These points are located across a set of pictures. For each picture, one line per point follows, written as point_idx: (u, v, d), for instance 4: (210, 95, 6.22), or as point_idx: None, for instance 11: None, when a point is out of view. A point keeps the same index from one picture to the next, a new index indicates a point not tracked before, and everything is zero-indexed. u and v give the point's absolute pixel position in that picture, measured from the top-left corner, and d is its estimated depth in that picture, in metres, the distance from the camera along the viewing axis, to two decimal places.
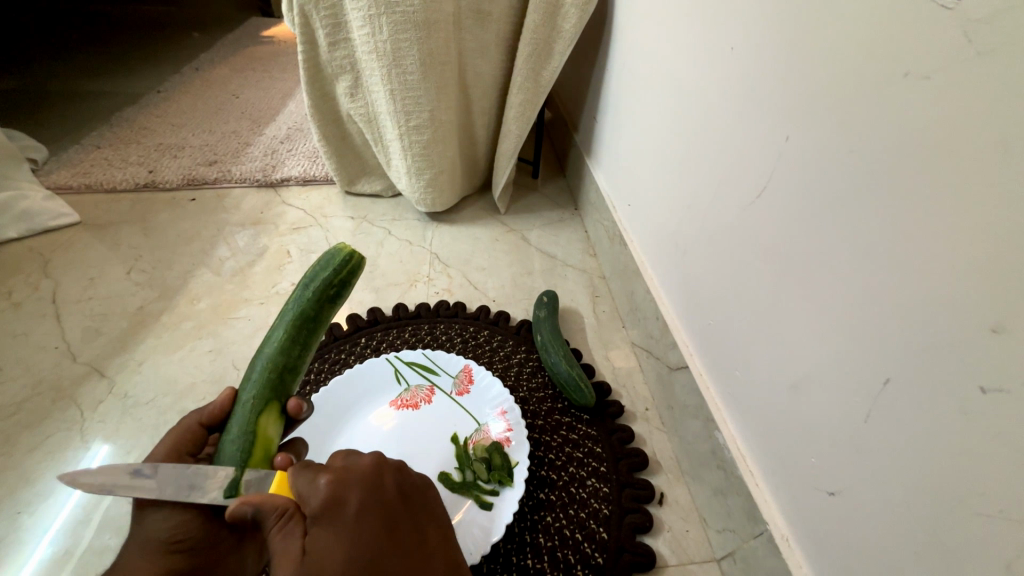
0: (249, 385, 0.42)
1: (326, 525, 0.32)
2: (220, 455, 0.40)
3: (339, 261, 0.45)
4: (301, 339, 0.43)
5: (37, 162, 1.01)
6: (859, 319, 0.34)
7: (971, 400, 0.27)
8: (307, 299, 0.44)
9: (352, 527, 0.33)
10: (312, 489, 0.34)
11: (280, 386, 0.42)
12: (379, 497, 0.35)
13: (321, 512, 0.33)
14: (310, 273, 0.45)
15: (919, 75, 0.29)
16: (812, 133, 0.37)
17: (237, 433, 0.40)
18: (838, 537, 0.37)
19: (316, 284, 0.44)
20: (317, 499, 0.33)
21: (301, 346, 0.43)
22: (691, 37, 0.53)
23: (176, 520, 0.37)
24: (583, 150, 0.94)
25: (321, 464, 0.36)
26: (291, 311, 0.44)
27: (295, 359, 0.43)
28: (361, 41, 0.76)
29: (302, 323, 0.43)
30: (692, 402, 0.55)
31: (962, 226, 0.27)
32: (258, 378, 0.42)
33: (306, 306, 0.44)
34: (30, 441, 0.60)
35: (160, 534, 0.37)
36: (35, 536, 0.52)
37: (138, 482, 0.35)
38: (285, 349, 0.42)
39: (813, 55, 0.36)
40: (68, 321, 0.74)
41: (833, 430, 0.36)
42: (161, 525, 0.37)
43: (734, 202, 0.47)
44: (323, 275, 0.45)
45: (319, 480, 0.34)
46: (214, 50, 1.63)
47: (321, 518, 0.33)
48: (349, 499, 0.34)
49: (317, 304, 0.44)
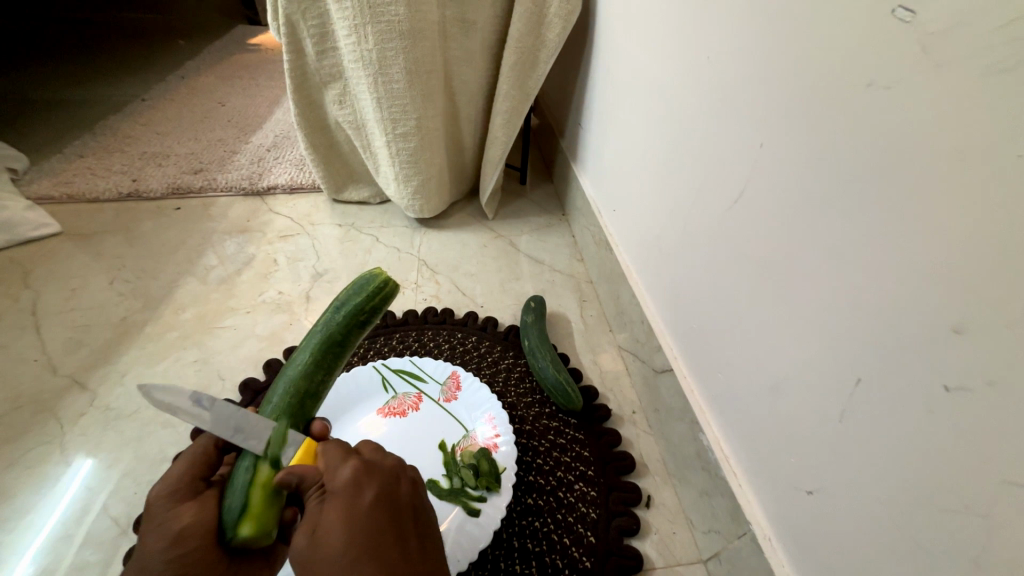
0: (268, 408, 0.42)
1: (337, 506, 0.34)
2: (231, 485, 0.39)
3: (373, 287, 0.46)
4: (325, 364, 0.44)
5: (18, 171, 0.99)
6: (832, 321, 0.35)
7: (936, 397, 0.28)
8: (336, 322, 0.45)
9: (361, 513, 0.33)
10: (338, 471, 0.36)
11: (300, 412, 0.42)
12: (393, 496, 0.36)
13: (338, 490, 0.35)
14: (341, 297, 0.46)
15: (881, 85, 0.30)
16: (783, 141, 0.38)
17: (248, 461, 0.39)
18: (818, 535, 0.37)
19: (347, 309, 0.45)
20: (340, 480, 0.35)
21: (324, 371, 0.44)
22: (669, 45, 0.54)
23: (174, 551, 0.36)
24: (569, 155, 0.95)
25: (351, 451, 0.39)
26: (319, 335, 0.44)
27: (318, 384, 0.44)
28: (348, 49, 0.76)
29: (329, 348, 0.44)
30: (677, 404, 0.56)
31: (923, 229, 0.28)
32: (279, 402, 0.42)
33: (335, 330, 0.44)
34: (7, 456, 0.59)
35: (156, 567, 0.35)
36: (14, 556, 0.51)
37: (197, 411, 0.39)
38: (310, 373, 0.43)
39: (783, 65, 0.38)
40: (49, 333, 0.73)
41: (811, 429, 0.37)
42: (158, 558, 0.35)
43: (715, 206, 0.48)
44: (355, 300, 0.45)
45: (347, 463, 0.37)
46: (200, 57, 1.62)
47: (336, 497, 0.34)
48: (366, 489, 0.35)
49: (345, 328, 0.45)
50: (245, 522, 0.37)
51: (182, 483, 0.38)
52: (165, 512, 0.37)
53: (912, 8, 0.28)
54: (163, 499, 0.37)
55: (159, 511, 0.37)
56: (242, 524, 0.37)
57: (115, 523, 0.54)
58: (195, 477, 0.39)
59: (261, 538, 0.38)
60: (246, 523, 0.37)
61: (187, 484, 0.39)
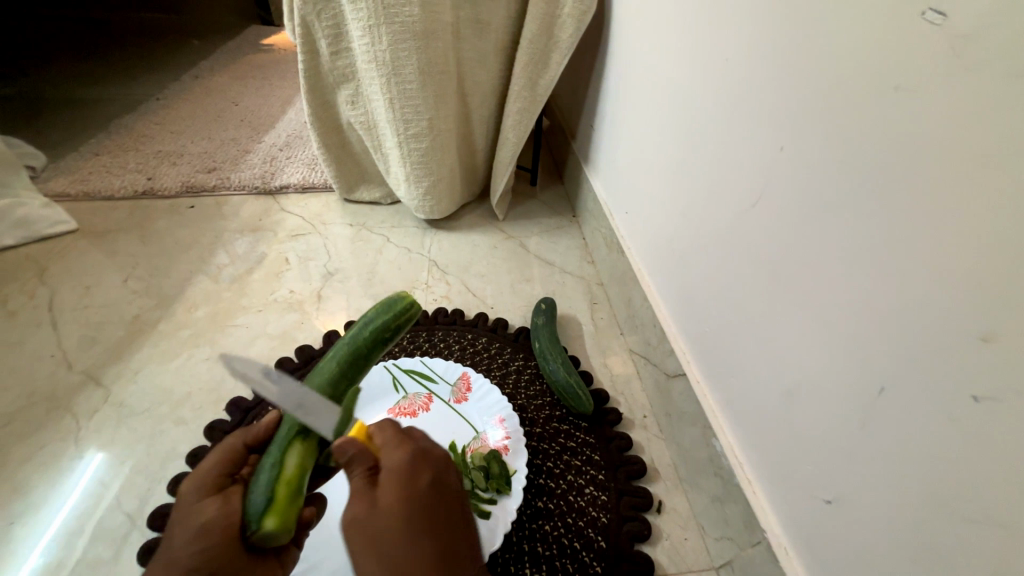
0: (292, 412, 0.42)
1: (396, 489, 0.34)
2: (255, 481, 0.38)
3: (402, 305, 0.47)
4: (351, 373, 0.44)
5: (36, 169, 1.01)
6: (852, 327, 0.34)
7: (962, 407, 0.28)
8: (366, 333, 0.45)
9: (421, 499, 0.34)
10: (396, 452, 0.35)
11: None
12: (446, 482, 0.36)
13: (397, 473, 0.34)
14: (372, 310, 0.47)
15: (907, 88, 0.30)
16: (804, 144, 0.38)
17: (273, 460, 0.39)
18: (836, 545, 0.36)
19: (378, 321, 0.46)
20: (400, 463, 0.35)
21: (347, 382, 0.44)
22: (685, 47, 0.54)
23: (196, 545, 0.36)
24: (580, 157, 0.94)
25: (405, 431, 0.38)
26: (346, 345, 0.44)
27: (341, 392, 0.43)
28: (361, 49, 0.77)
29: (356, 357, 0.44)
30: (690, 409, 0.55)
31: (950, 235, 0.28)
32: None
33: (364, 340, 0.45)
34: (24, 451, 0.60)
35: (180, 560, 0.35)
36: (29, 550, 0.52)
37: (266, 382, 0.38)
38: (335, 381, 0.43)
39: (805, 68, 0.37)
40: (65, 329, 0.74)
41: (829, 436, 0.37)
42: (183, 551, 0.36)
43: (731, 210, 0.47)
44: (386, 314, 0.46)
45: (406, 446, 0.36)
46: (214, 58, 1.64)
47: (395, 480, 0.34)
48: (426, 475, 0.35)
49: (374, 340, 0.45)
50: (269, 516, 0.37)
51: (209, 478, 0.39)
52: (192, 506, 0.38)
53: (942, 10, 0.27)
54: (192, 492, 0.39)
55: (187, 505, 0.38)
56: (266, 518, 0.37)
57: (128, 518, 0.54)
58: (222, 472, 0.40)
59: (281, 534, 0.37)
60: (270, 518, 0.37)
61: (214, 479, 0.39)
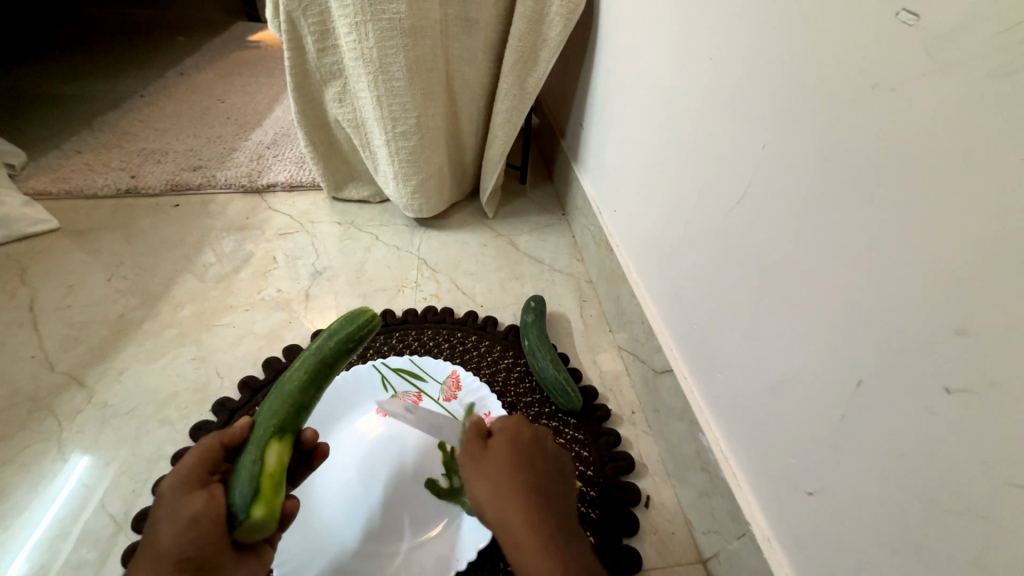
0: (261, 418, 0.42)
1: (506, 439, 0.44)
2: (235, 477, 0.38)
3: (366, 314, 0.48)
4: (318, 379, 0.44)
5: (14, 166, 0.99)
6: (832, 322, 0.35)
7: (938, 399, 0.28)
8: (333, 342, 0.45)
9: (524, 445, 0.44)
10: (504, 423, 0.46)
11: (294, 422, 0.42)
12: (545, 444, 0.45)
13: (507, 430, 0.45)
14: (338, 320, 0.47)
15: (885, 87, 0.30)
16: (786, 142, 0.38)
17: (251, 459, 0.39)
18: (818, 536, 0.37)
19: (343, 329, 0.46)
20: (508, 426, 0.46)
21: (315, 388, 0.44)
22: (672, 46, 0.54)
23: (187, 535, 0.36)
24: (570, 155, 0.95)
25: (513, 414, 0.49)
26: (313, 355, 0.44)
27: (310, 397, 0.43)
28: (348, 47, 0.76)
29: (324, 363, 0.44)
30: (677, 405, 0.56)
31: (926, 231, 0.28)
32: (272, 412, 0.41)
33: (330, 348, 0.45)
34: (3, 453, 0.58)
35: (169, 551, 0.35)
36: (9, 554, 0.51)
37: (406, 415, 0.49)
38: (304, 387, 0.43)
39: (788, 66, 0.37)
40: (46, 329, 0.72)
41: (811, 430, 0.37)
42: (172, 542, 0.36)
43: (716, 208, 0.48)
44: (352, 323, 0.47)
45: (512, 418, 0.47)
46: (199, 54, 1.61)
47: (505, 434, 0.45)
48: (528, 433, 0.45)
49: (341, 348, 0.45)
50: (257, 505, 0.37)
51: (193, 473, 0.39)
52: (176, 499, 0.37)
53: (917, 10, 0.28)
54: (176, 488, 0.38)
55: (172, 499, 0.37)
56: (254, 508, 0.37)
57: (111, 521, 0.53)
58: (204, 469, 0.40)
59: (269, 523, 0.38)
60: (258, 508, 0.37)
61: (197, 474, 0.39)
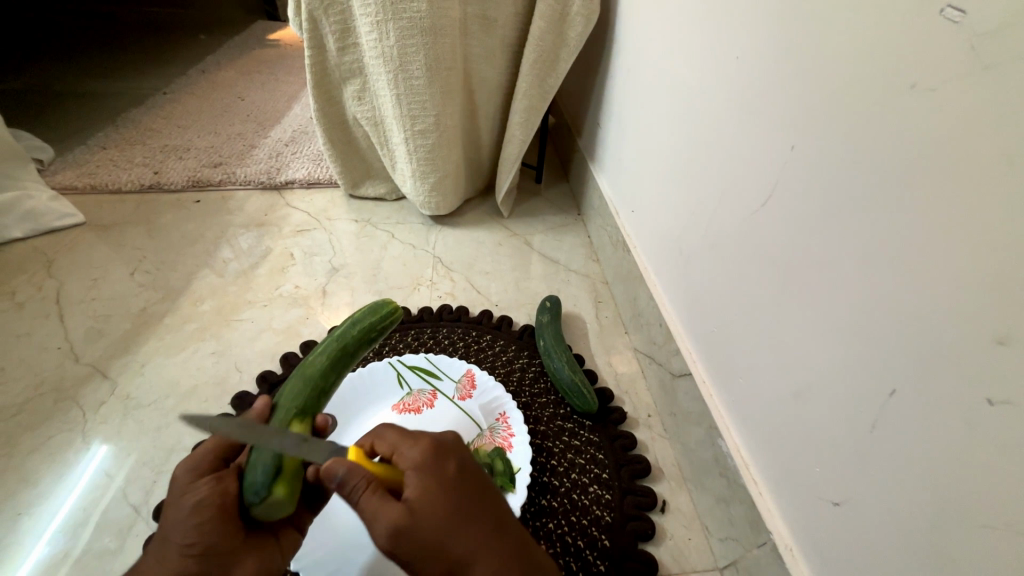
0: (286, 399, 0.42)
1: (428, 475, 0.34)
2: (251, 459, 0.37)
3: (386, 311, 0.51)
4: (341, 366, 0.46)
5: (43, 162, 1.02)
6: (864, 328, 0.34)
7: (977, 410, 0.27)
8: (353, 334, 0.47)
9: (453, 482, 0.34)
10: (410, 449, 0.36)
11: (318, 404, 0.43)
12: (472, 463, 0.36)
13: (422, 467, 0.35)
14: (355, 314, 0.50)
15: (923, 87, 0.29)
16: (818, 143, 0.37)
17: None
18: (843, 547, 0.36)
19: (362, 323, 0.49)
20: (416, 458, 0.35)
21: (337, 374, 0.46)
22: (696, 43, 0.53)
23: (192, 521, 0.36)
24: (587, 155, 0.94)
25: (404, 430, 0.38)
26: (335, 343, 0.46)
27: (332, 382, 0.45)
28: (368, 45, 0.76)
29: (344, 354, 0.46)
30: (695, 409, 0.55)
31: (967, 237, 0.27)
32: (298, 395, 0.42)
33: (350, 341, 0.47)
34: (30, 441, 0.60)
35: (177, 536, 0.36)
36: (33, 540, 0.52)
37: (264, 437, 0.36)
38: (328, 371, 0.44)
39: (821, 65, 0.36)
40: (71, 321, 0.74)
41: (838, 439, 0.36)
42: (178, 529, 0.36)
43: (740, 211, 0.47)
44: (369, 319, 0.49)
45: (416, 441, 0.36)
46: (220, 53, 1.64)
47: (423, 470, 0.34)
48: (448, 460, 0.35)
49: (360, 341, 0.48)
50: (280, 485, 0.36)
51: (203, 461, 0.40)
52: (183, 486, 0.38)
53: (961, 7, 0.27)
54: (185, 473, 0.39)
55: (181, 485, 0.38)
56: (275, 487, 0.36)
57: (133, 510, 0.54)
58: (216, 454, 0.40)
59: (285, 506, 0.37)
60: (280, 487, 0.36)
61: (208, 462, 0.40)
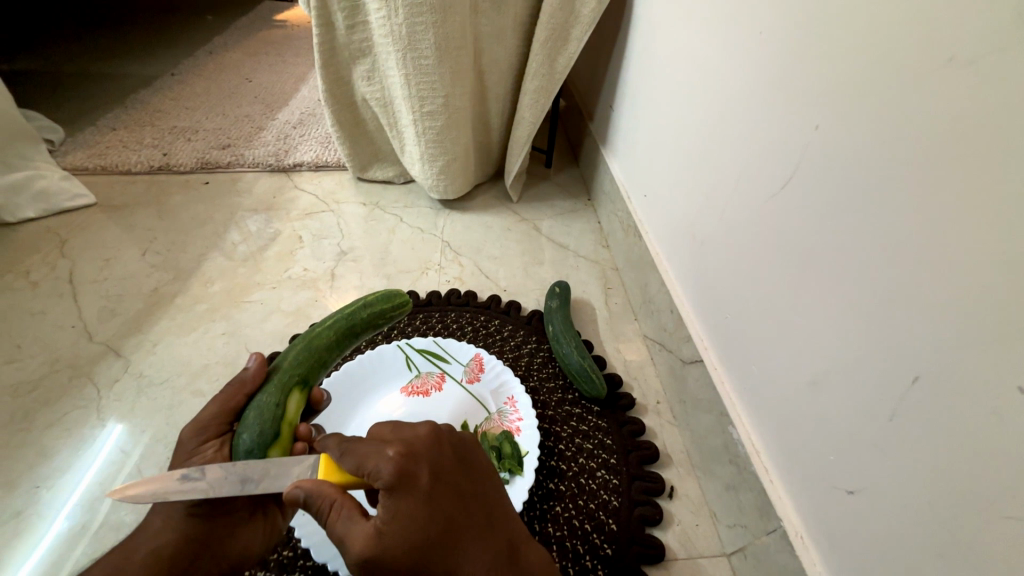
0: (285, 367, 0.44)
1: (398, 494, 0.32)
2: (244, 421, 0.41)
3: (397, 300, 0.51)
4: (342, 346, 0.47)
5: (54, 143, 1.02)
6: (887, 314, 0.33)
7: (1007, 400, 0.26)
8: (361, 317, 0.48)
9: (425, 499, 0.32)
10: (378, 465, 0.33)
11: (314, 378, 0.46)
12: (448, 472, 0.34)
13: (391, 486, 0.32)
14: (366, 296, 0.50)
15: (964, 59, 0.27)
16: (844, 120, 0.35)
17: (268, 403, 0.42)
18: (856, 536, 0.36)
19: (372, 309, 0.49)
20: (384, 477, 0.32)
21: (337, 352, 0.47)
22: (715, 19, 0.51)
23: None
24: (598, 138, 0.92)
25: (374, 437, 0.35)
26: (342, 323, 0.47)
27: (331, 360, 0.47)
28: (377, 23, 0.75)
29: (348, 335, 0.48)
30: (705, 396, 0.55)
31: (1005, 216, 0.26)
32: (297, 366, 0.44)
33: (358, 324, 0.48)
34: (48, 417, 0.61)
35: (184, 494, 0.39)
36: (51, 512, 0.54)
37: (190, 485, 0.35)
38: (330, 349, 0.46)
39: (850, 38, 0.35)
40: (85, 301, 0.75)
41: (855, 427, 0.36)
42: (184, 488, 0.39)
43: (756, 195, 0.46)
44: (379, 305, 0.50)
45: (385, 454, 0.33)
46: (228, 33, 1.62)
47: (393, 488, 0.32)
48: (421, 470, 0.33)
49: (366, 325, 0.49)
50: (274, 448, 0.41)
51: (209, 425, 0.42)
52: (191, 444, 0.42)
53: None
54: (192, 438, 0.42)
55: (186, 448, 0.41)
56: (270, 450, 0.40)
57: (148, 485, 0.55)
58: (221, 421, 0.43)
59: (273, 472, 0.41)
60: (274, 450, 0.41)
61: (215, 426, 0.42)
